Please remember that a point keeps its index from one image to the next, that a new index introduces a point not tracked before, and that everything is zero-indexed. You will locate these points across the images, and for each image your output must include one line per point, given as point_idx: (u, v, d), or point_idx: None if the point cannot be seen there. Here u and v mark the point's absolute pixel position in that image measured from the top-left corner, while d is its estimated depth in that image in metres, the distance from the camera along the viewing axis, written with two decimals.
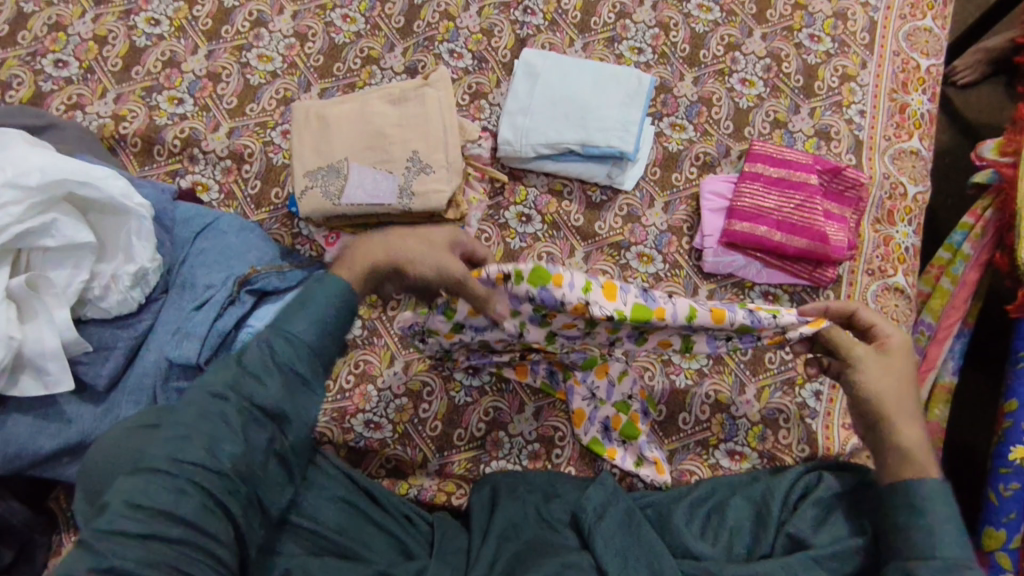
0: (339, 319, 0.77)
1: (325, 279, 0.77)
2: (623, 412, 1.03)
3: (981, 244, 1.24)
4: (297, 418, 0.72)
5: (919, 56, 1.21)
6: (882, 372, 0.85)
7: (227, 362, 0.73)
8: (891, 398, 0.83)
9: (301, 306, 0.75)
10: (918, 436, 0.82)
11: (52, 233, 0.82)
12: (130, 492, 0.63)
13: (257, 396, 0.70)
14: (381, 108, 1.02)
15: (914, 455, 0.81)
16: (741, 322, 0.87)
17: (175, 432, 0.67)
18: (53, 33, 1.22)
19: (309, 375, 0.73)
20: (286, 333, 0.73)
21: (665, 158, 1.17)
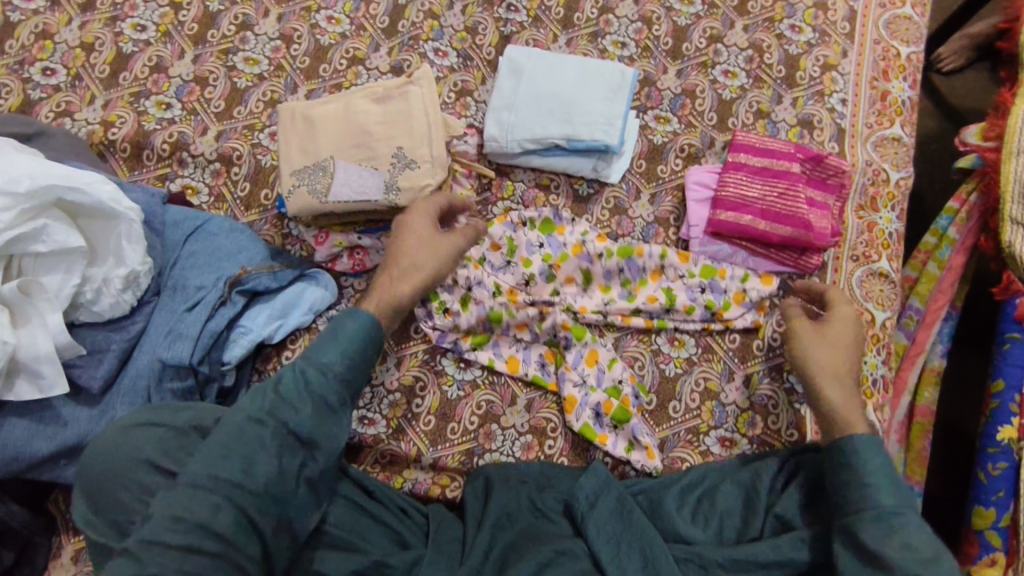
0: (366, 351, 0.89)
1: (355, 314, 0.90)
2: (614, 397, 1.05)
3: (967, 228, 1.25)
4: (325, 446, 0.84)
5: (899, 44, 1.23)
6: (819, 344, 0.97)
7: (262, 389, 0.84)
8: (823, 364, 0.95)
9: (332, 338, 0.88)
10: (846, 399, 0.93)
11: (43, 239, 0.83)
12: (175, 503, 0.76)
13: (291, 422, 0.82)
14: (366, 107, 1.04)
15: (845, 416, 0.91)
16: (704, 261, 1.12)
17: (216, 452, 0.79)
18: (40, 41, 1.23)
19: (338, 405, 0.86)
20: (319, 364, 0.86)
21: (650, 151, 1.18)
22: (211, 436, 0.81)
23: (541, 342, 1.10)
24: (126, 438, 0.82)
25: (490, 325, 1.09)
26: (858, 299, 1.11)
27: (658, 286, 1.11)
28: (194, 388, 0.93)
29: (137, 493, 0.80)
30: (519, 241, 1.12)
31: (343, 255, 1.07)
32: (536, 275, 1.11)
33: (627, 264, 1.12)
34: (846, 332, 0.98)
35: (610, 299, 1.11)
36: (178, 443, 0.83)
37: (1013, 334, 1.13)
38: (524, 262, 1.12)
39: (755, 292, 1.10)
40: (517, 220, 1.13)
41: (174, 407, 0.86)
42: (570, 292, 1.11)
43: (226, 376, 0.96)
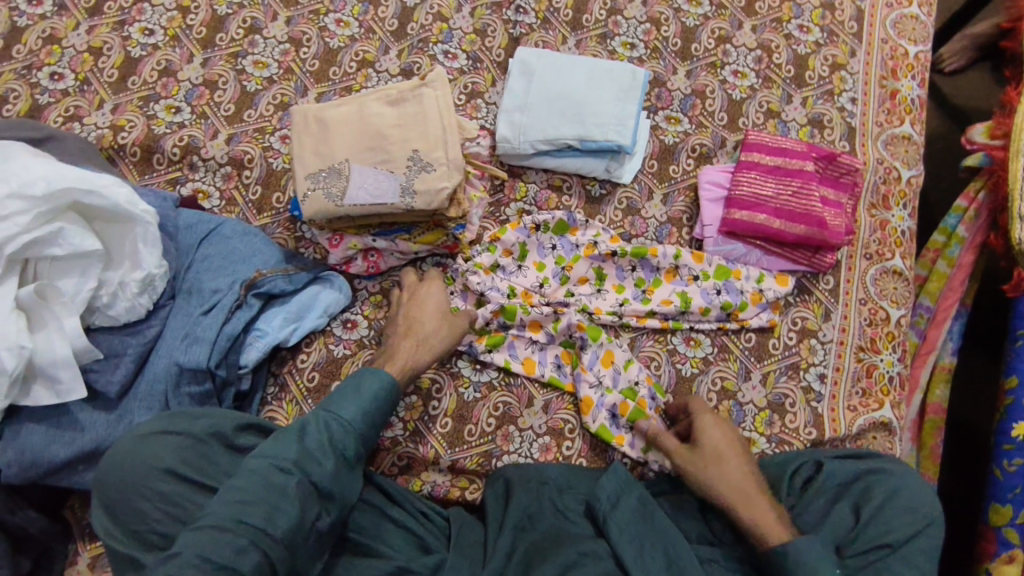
0: (383, 410, 0.91)
1: (377, 372, 0.92)
2: (630, 398, 1.05)
3: (975, 226, 1.25)
4: (340, 498, 0.84)
5: (907, 44, 1.23)
6: (714, 464, 0.93)
7: (285, 435, 0.84)
8: (724, 481, 0.91)
9: (354, 393, 0.89)
10: (760, 512, 0.88)
11: (60, 242, 0.83)
12: (200, 545, 0.74)
13: (315, 474, 0.82)
14: (380, 109, 1.03)
15: (763, 529, 0.87)
16: (718, 261, 1.12)
17: (241, 497, 0.77)
18: (48, 46, 1.22)
19: (354, 459, 0.87)
20: (342, 419, 0.87)
21: (662, 151, 1.18)
22: (230, 480, 0.79)
23: (556, 342, 1.09)
24: (145, 445, 0.81)
25: (505, 322, 1.08)
26: (872, 297, 1.12)
27: (672, 287, 1.11)
28: (212, 393, 0.93)
29: (158, 502, 0.79)
30: (531, 245, 1.12)
31: (357, 258, 1.08)
32: (549, 277, 1.11)
33: (640, 264, 1.12)
34: (716, 440, 0.95)
35: (624, 299, 1.10)
36: (199, 449, 0.83)
37: None
38: (536, 267, 1.12)
39: (771, 292, 1.10)
40: (532, 225, 1.12)
41: (191, 414, 0.85)
42: (583, 292, 1.11)
43: (243, 380, 0.97)
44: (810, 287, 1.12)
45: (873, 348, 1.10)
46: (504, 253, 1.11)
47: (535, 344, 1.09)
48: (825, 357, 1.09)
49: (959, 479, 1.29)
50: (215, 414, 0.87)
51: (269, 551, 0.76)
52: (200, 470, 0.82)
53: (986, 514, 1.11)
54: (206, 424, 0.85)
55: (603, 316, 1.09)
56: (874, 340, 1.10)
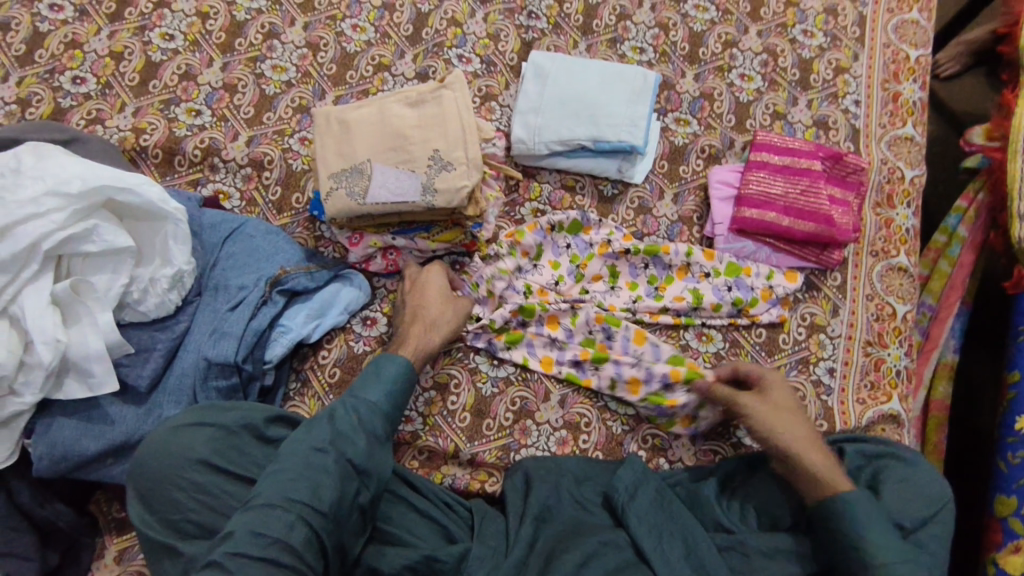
0: (404, 392, 0.94)
1: (392, 357, 0.95)
2: (679, 365, 1.06)
3: (976, 226, 1.28)
4: (376, 473, 0.86)
5: (908, 48, 1.26)
6: (788, 419, 0.95)
7: (315, 423, 0.86)
8: (794, 433, 0.93)
9: (375, 378, 0.92)
10: (829, 464, 0.90)
11: (94, 239, 0.88)
12: (252, 522, 0.76)
13: (349, 452, 0.84)
14: (400, 111, 1.06)
15: (830, 479, 0.88)
16: (729, 259, 1.14)
17: (282, 478, 0.80)
18: (70, 51, 1.25)
19: (384, 437, 0.89)
20: (368, 402, 0.89)
21: (672, 152, 1.21)
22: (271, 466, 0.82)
23: (576, 340, 1.10)
24: (179, 437, 0.84)
25: (524, 320, 1.10)
26: (879, 293, 1.14)
27: (684, 283, 1.13)
28: (238, 387, 0.96)
29: (193, 492, 0.82)
30: (546, 245, 1.14)
31: (377, 256, 1.11)
32: (564, 275, 1.14)
33: (653, 261, 1.14)
34: (785, 399, 0.97)
35: (637, 296, 1.13)
36: (229, 441, 0.85)
37: None
38: (551, 266, 1.14)
39: (781, 288, 1.13)
40: (547, 226, 1.14)
41: (221, 406, 0.88)
42: (597, 290, 1.14)
43: (266, 376, 1.00)
44: (819, 283, 1.15)
45: (881, 343, 1.12)
46: (522, 255, 1.13)
47: (556, 339, 1.10)
48: (833, 351, 1.12)
49: (962, 476, 1.31)
50: (246, 407, 0.89)
51: (315, 525, 0.78)
52: (231, 460, 0.85)
53: (992, 506, 1.12)
54: (239, 415, 0.87)
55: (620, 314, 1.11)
56: (882, 335, 1.13)
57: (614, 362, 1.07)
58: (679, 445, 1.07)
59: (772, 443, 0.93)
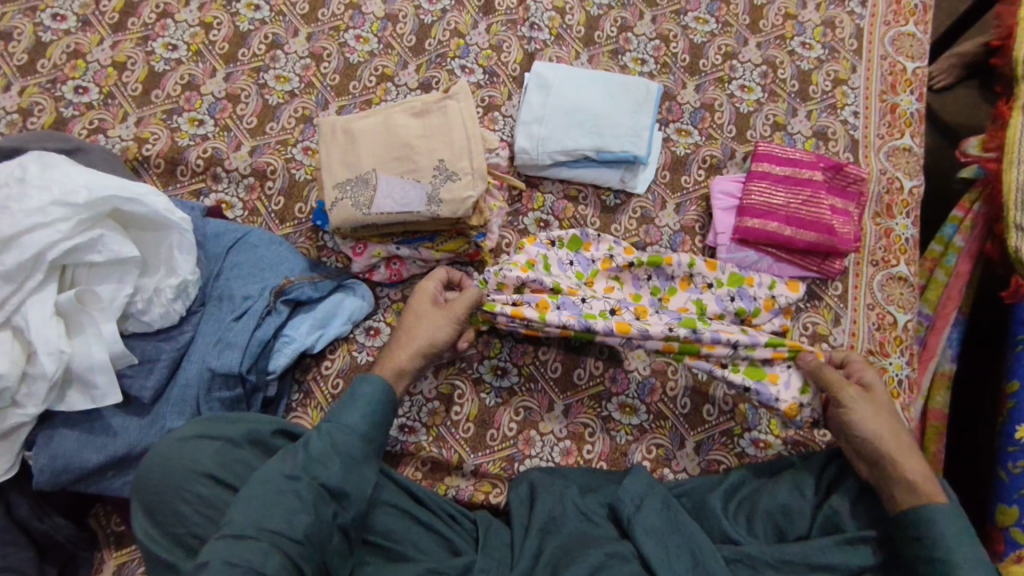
0: (383, 412, 0.91)
1: (368, 379, 0.92)
2: (779, 346, 1.02)
3: (972, 236, 1.29)
4: (355, 494, 0.84)
5: (904, 60, 1.28)
6: (884, 422, 0.93)
7: (290, 450, 0.85)
8: (895, 438, 0.92)
9: (352, 401, 0.90)
10: (927, 472, 0.90)
11: (99, 249, 0.87)
12: (226, 551, 0.76)
13: (322, 476, 0.82)
14: (405, 121, 1.06)
15: (926, 487, 0.88)
16: (732, 269, 1.13)
17: (256, 504, 0.79)
18: (72, 61, 1.25)
19: (362, 457, 0.87)
20: (343, 425, 0.87)
21: (674, 162, 1.22)
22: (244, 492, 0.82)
23: (654, 338, 1.02)
24: (184, 449, 0.83)
25: (589, 326, 1.01)
26: (879, 302, 1.15)
27: (687, 294, 1.13)
28: (242, 398, 0.96)
29: (198, 505, 0.81)
30: (550, 258, 1.11)
31: (380, 266, 1.11)
32: (576, 291, 1.12)
33: (655, 272, 1.13)
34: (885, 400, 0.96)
35: (640, 307, 1.11)
36: (234, 454, 0.85)
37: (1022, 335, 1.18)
38: (560, 277, 1.11)
39: (783, 298, 1.11)
40: (547, 242, 1.13)
41: (230, 418, 0.88)
42: (612, 300, 1.11)
43: (270, 386, 0.99)
44: (820, 292, 1.16)
45: (882, 352, 1.13)
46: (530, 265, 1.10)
47: (634, 337, 1.01)
48: None
49: (960, 484, 1.32)
50: (250, 418, 0.89)
51: (289, 552, 0.78)
52: (233, 473, 0.84)
53: (993, 515, 1.13)
54: (245, 427, 0.87)
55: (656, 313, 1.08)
56: (883, 344, 1.13)
57: (707, 351, 1.02)
58: (683, 455, 1.07)
59: (873, 446, 0.92)
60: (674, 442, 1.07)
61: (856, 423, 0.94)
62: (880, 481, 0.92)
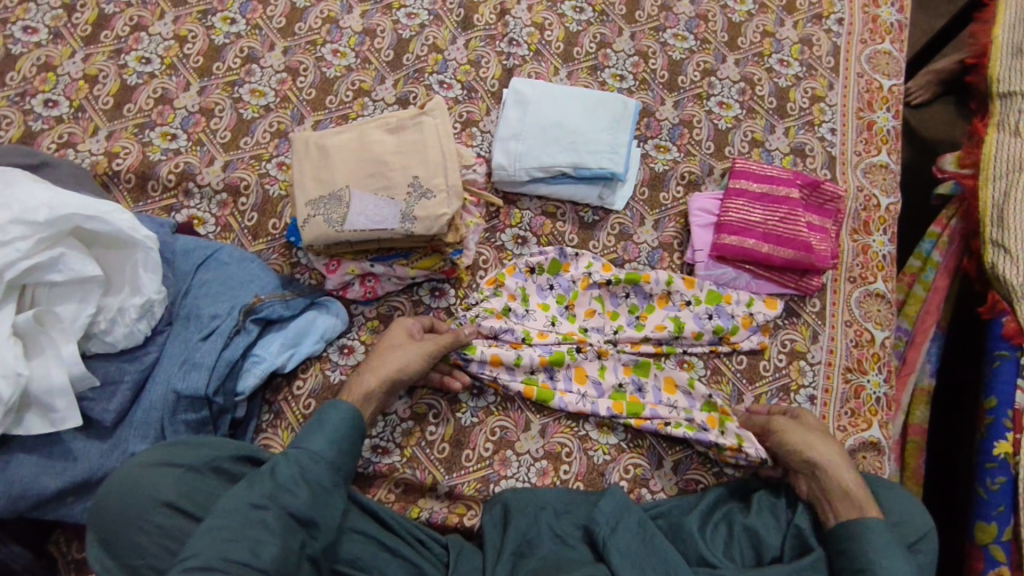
0: (351, 438, 0.91)
1: (336, 405, 0.92)
2: (712, 411, 1.08)
3: (949, 251, 1.30)
4: (324, 524, 0.84)
5: (881, 77, 1.29)
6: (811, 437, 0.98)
7: (256, 479, 0.83)
8: (825, 452, 0.95)
9: (319, 428, 0.89)
10: (858, 480, 0.94)
11: (60, 268, 0.86)
12: None
13: (290, 506, 0.81)
14: (380, 137, 1.05)
15: (857, 499, 0.91)
16: (709, 288, 1.14)
17: (222, 536, 0.78)
18: (42, 73, 1.22)
19: (331, 485, 0.86)
20: (310, 453, 0.86)
21: (652, 178, 1.21)
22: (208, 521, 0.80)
23: (605, 394, 1.08)
24: (145, 476, 0.82)
25: (553, 371, 1.08)
26: (857, 319, 1.15)
27: (664, 312, 1.13)
28: (208, 420, 0.95)
29: (156, 535, 0.80)
30: (530, 288, 1.12)
31: (354, 283, 1.09)
32: (557, 316, 1.12)
33: (634, 290, 1.14)
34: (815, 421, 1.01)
35: (619, 326, 1.12)
36: (196, 483, 0.84)
37: (1002, 351, 1.15)
38: (541, 308, 1.12)
39: (761, 315, 1.12)
40: (526, 269, 1.13)
41: (189, 445, 0.86)
42: (593, 325, 1.12)
43: (238, 408, 0.98)
44: (798, 309, 1.15)
45: (860, 369, 1.12)
46: (510, 298, 1.11)
47: (587, 393, 1.08)
48: (814, 378, 1.11)
49: (940, 498, 1.32)
50: (212, 444, 0.88)
51: None
52: (195, 502, 0.83)
53: (971, 532, 1.12)
54: (204, 454, 0.86)
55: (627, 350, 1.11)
56: (861, 361, 1.13)
57: (651, 410, 1.06)
58: (661, 475, 1.05)
59: (804, 459, 0.96)
60: (652, 462, 1.06)
61: (788, 438, 0.98)
62: (816, 496, 0.95)
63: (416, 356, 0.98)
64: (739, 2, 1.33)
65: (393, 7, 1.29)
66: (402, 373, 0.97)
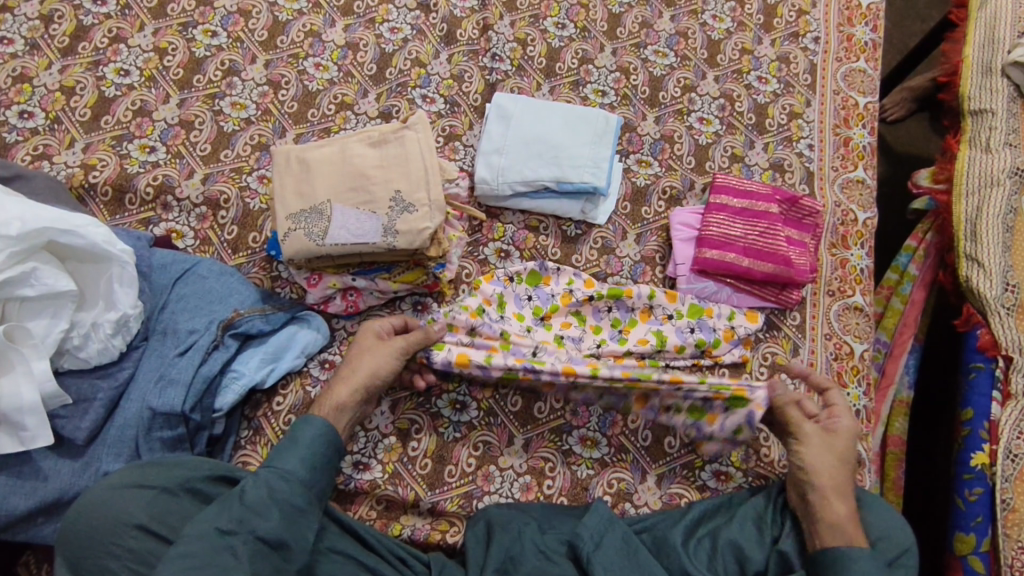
0: (324, 456, 0.89)
1: (310, 420, 0.91)
2: (724, 389, 1.02)
3: (925, 265, 1.32)
4: (297, 545, 0.82)
5: (856, 95, 1.31)
6: (831, 456, 0.96)
7: (227, 501, 0.82)
8: (833, 477, 0.94)
9: (292, 446, 0.88)
10: (850, 512, 0.92)
11: (31, 282, 0.84)
12: None
13: (259, 529, 0.80)
14: (363, 151, 1.05)
15: (843, 529, 0.90)
16: (691, 302, 1.14)
17: (186, 564, 0.76)
18: (18, 85, 1.21)
19: (304, 506, 0.85)
20: (281, 471, 0.85)
21: (634, 193, 1.22)
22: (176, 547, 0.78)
23: (598, 382, 1.02)
24: (114, 499, 0.80)
25: (533, 367, 1.02)
26: (836, 332, 1.16)
27: (647, 326, 1.13)
28: (185, 437, 0.93)
29: (127, 560, 0.78)
30: (508, 296, 1.12)
31: (336, 297, 1.08)
32: (533, 326, 1.11)
33: (616, 304, 1.14)
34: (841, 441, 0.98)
35: (601, 339, 1.12)
36: (168, 504, 0.82)
37: (977, 363, 1.17)
38: (517, 318, 1.11)
39: (742, 328, 1.13)
40: (504, 278, 1.13)
41: (165, 464, 0.85)
42: (570, 336, 1.11)
43: (216, 424, 0.96)
44: (779, 322, 1.16)
45: (840, 382, 1.13)
46: (485, 302, 1.10)
47: (575, 384, 1.02)
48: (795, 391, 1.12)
49: (920, 510, 1.33)
50: (185, 464, 0.86)
51: None
52: (167, 523, 0.81)
53: (951, 543, 1.12)
54: (176, 475, 0.84)
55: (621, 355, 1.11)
56: (841, 374, 1.14)
57: (649, 395, 1.02)
58: (645, 489, 1.05)
59: (807, 482, 0.94)
60: (635, 476, 1.05)
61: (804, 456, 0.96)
62: (805, 519, 0.94)
63: (383, 362, 0.97)
64: (718, 20, 1.35)
65: (376, 21, 1.29)
66: (372, 379, 0.97)
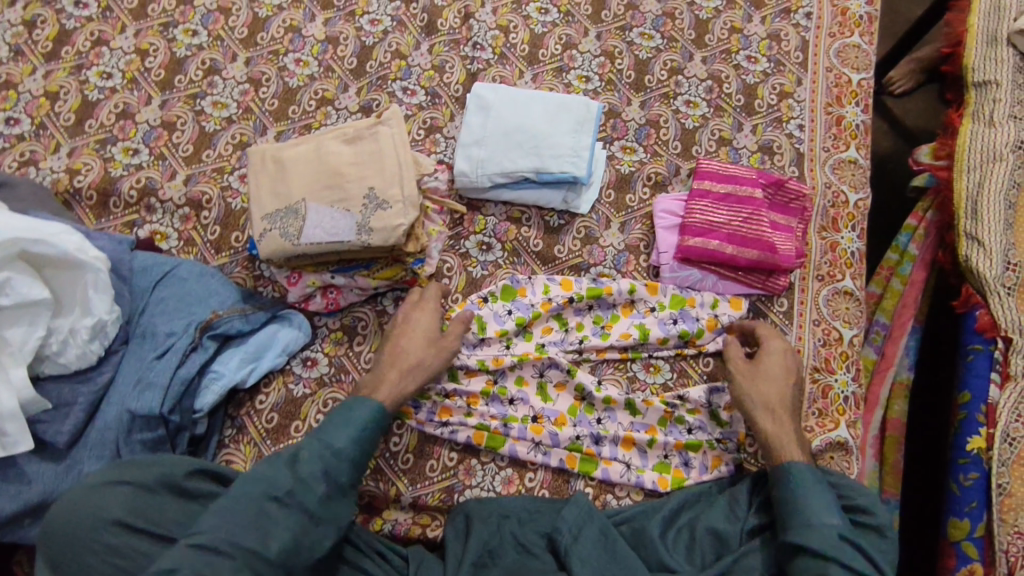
0: (373, 437, 0.92)
1: (365, 401, 0.94)
2: (664, 471, 1.05)
3: (925, 244, 1.29)
4: (333, 520, 0.86)
5: (850, 71, 1.27)
6: (755, 378, 1.02)
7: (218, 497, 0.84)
8: (762, 395, 1.00)
9: (345, 423, 0.91)
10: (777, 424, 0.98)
11: (6, 291, 0.86)
12: None
13: (308, 502, 0.84)
14: (336, 148, 1.05)
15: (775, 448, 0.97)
16: (673, 294, 1.13)
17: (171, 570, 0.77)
18: (5, 92, 1.23)
19: (347, 485, 0.88)
20: (333, 448, 0.88)
21: (618, 180, 1.21)
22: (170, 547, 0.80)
23: (561, 445, 1.05)
24: (96, 496, 0.82)
25: (506, 418, 1.05)
26: (825, 318, 1.13)
27: (630, 320, 1.12)
28: (165, 438, 0.95)
29: (105, 557, 0.81)
30: (486, 317, 1.10)
31: (316, 295, 1.09)
32: (513, 338, 1.10)
33: (596, 303, 1.13)
34: (775, 366, 1.02)
35: (584, 336, 1.11)
36: (148, 501, 0.84)
37: (976, 344, 1.14)
38: (498, 336, 1.09)
39: (725, 316, 1.11)
40: (479, 301, 1.11)
41: (144, 463, 0.87)
42: (551, 341, 1.10)
43: (197, 425, 0.99)
44: (765, 310, 1.14)
45: (828, 369, 1.11)
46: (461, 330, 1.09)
47: (541, 443, 1.04)
48: None
49: (925, 495, 1.29)
50: (168, 461, 0.88)
51: None
52: (151, 519, 0.84)
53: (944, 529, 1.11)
54: (159, 471, 0.86)
55: (599, 409, 1.08)
56: (828, 360, 1.11)
57: (603, 470, 1.04)
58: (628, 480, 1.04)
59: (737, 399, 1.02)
60: (617, 471, 1.04)
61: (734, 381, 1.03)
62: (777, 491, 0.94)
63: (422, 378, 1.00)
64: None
65: (356, 14, 1.28)
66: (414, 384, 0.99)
